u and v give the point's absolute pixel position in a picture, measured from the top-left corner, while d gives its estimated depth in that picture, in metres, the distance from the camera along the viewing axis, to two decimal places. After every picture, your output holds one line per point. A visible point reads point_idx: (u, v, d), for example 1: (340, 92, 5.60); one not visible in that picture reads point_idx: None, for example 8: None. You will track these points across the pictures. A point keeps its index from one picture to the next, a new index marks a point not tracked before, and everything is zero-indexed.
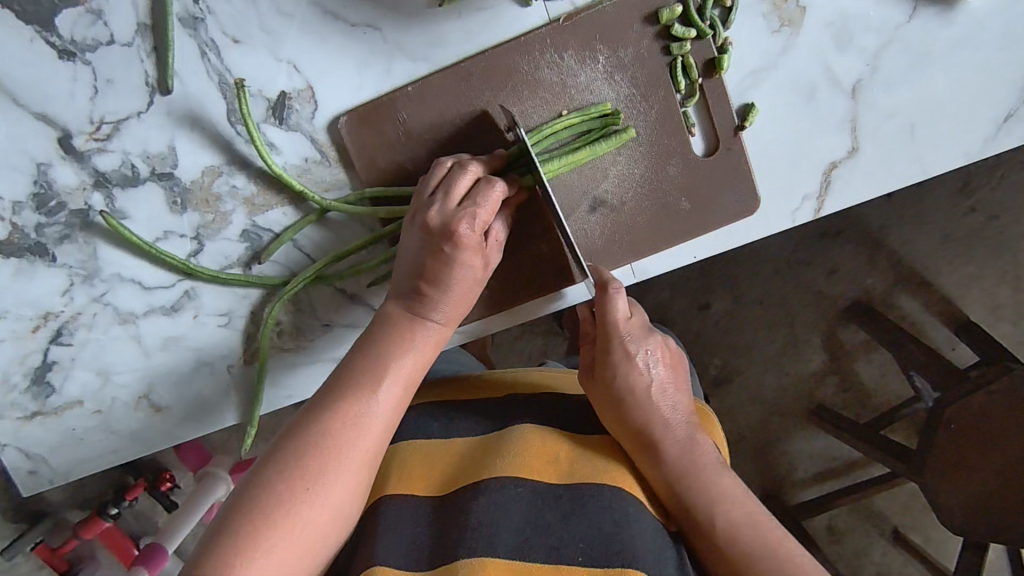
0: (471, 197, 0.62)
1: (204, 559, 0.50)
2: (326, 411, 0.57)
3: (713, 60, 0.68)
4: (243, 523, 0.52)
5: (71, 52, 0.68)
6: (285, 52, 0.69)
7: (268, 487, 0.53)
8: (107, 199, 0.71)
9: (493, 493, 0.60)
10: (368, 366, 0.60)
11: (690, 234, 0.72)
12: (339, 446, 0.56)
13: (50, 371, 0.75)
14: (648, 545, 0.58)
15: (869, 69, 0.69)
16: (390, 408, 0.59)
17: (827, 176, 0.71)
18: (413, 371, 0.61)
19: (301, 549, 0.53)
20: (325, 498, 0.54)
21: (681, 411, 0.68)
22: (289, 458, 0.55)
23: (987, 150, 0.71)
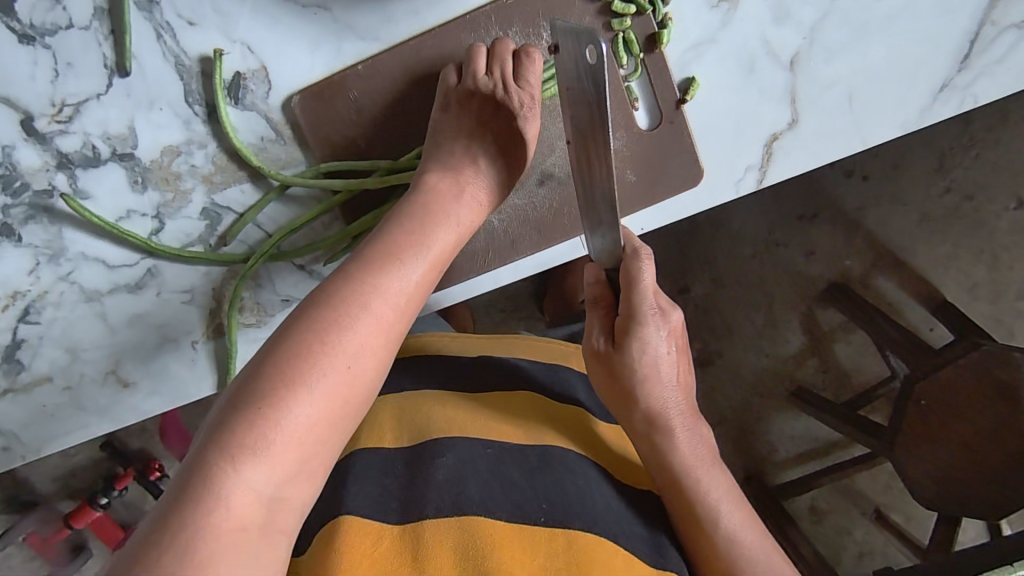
0: (521, 77, 0.70)
1: (234, 421, 0.49)
2: (356, 284, 0.57)
3: (654, 35, 0.71)
4: (276, 388, 0.51)
5: (30, 36, 0.70)
6: (238, 33, 0.72)
7: (301, 354, 0.52)
8: (70, 179, 0.73)
9: (463, 451, 0.67)
10: (395, 248, 0.61)
11: (642, 205, 0.74)
12: (370, 321, 0.56)
13: (19, 350, 0.76)
14: (607, 506, 0.66)
15: (807, 41, 0.71)
16: (416, 291, 0.61)
17: (769, 147, 0.73)
18: (437, 259, 0.63)
19: (332, 419, 0.53)
20: (356, 371, 0.54)
21: (680, 401, 0.71)
22: (320, 327, 0.54)
23: (925, 120, 0.73)
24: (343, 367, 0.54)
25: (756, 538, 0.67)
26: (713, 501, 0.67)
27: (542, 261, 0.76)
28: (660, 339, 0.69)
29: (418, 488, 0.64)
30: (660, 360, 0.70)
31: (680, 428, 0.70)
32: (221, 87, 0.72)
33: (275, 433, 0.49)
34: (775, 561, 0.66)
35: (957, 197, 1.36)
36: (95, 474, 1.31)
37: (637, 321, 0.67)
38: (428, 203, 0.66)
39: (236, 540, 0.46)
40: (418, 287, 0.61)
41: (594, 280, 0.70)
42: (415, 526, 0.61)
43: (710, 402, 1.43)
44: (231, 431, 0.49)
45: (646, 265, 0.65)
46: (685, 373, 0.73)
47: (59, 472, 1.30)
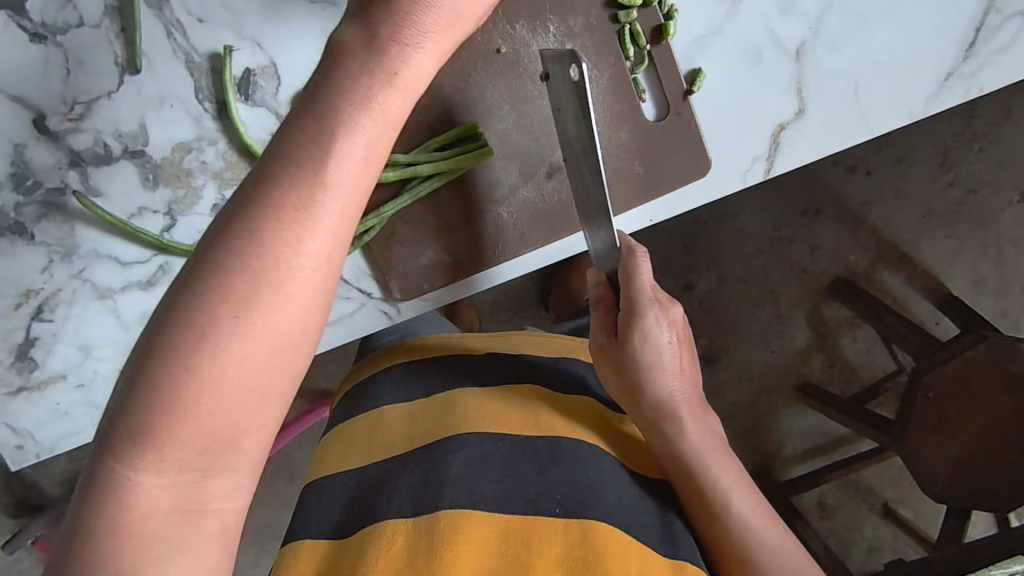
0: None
1: (124, 413, 0.44)
2: (255, 211, 0.46)
3: (660, 27, 0.71)
4: (165, 361, 0.44)
5: (42, 35, 0.71)
6: (249, 30, 0.73)
7: (187, 317, 0.44)
8: (82, 177, 0.74)
9: (474, 449, 0.67)
10: (303, 148, 0.47)
11: (643, 199, 0.74)
12: (275, 253, 0.45)
13: (32, 347, 0.77)
14: (620, 497, 0.66)
15: (812, 32, 0.72)
16: (341, 196, 0.47)
17: (776, 138, 0.73)
18: (373, 147, 0.49)
19: (241, 386, 0.45)
20: (264, 322, 0.45)
21: (688, 390, 0.69)
22: (209, 277, 0.45)
23: (931, 108, 0.73)
24: (237, 322, 0.44)
25: (771, 526, 0.64)
26: (725, 486, 0.65)
27: (550, 255, 0.77)
28: (660, 327, 0.68)
29: (432, 487, 0.65)
30: (669, 353, 0.69)
31: (689, 416, 0.68)
32: (232, 84, 0.73)
33: (167, 418, 0.44)
34: (792, 550, 0.63)
35: (962, 191, 1.36)
36: None
37: (636, 312, 0.68)
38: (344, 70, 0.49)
39: (152, 535, 0.43)
40: (346, 194, 0.48)
41: (597, 282, 0.74)
42: (430, 517, 0.62)
43: (717, 399, 1.43)
44: (125, 423, 0.44)
45: (642, 261, 0.68)
46: (693, 365, 0.72)
47: (67, 475, 1.32)
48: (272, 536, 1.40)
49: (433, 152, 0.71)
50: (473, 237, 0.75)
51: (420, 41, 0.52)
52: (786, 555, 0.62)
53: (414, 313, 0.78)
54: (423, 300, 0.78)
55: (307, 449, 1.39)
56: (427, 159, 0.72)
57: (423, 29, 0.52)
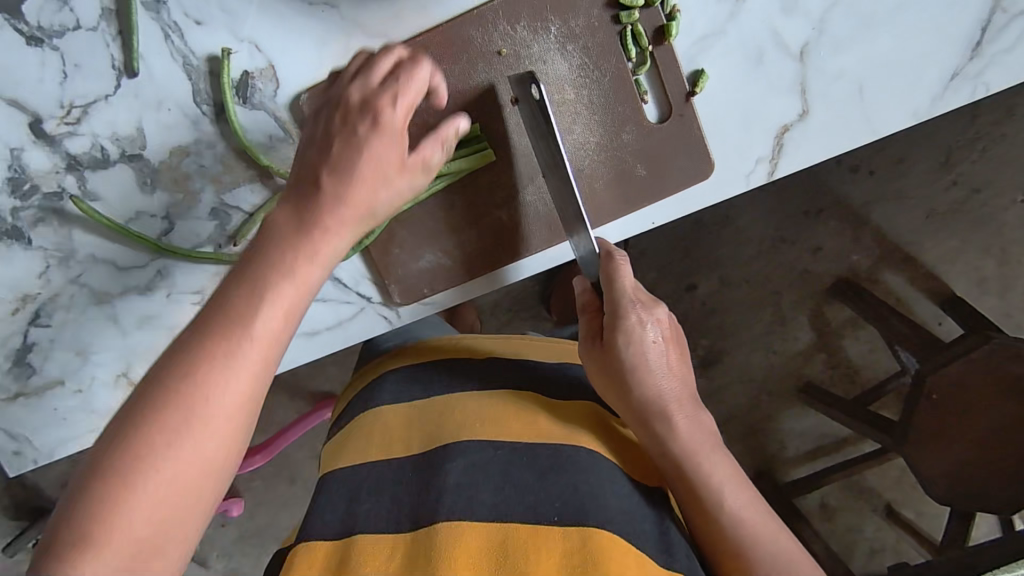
0: (393, 78, 0.60)
1: (64, 526, 0.47)
2: (192, 351, 0.51)
3: (662, 27, 0.70)
4: (101, 485, 0.48)
5: (39, 38, 0.71)
6: (246, 32, 0.72)
7: (123, 447, 0.48)
8: (79, 181, 0.73)
9: (474, 456, 0.66)
10: (238, 298, 0.53)
11: (626, 210, 0.74)
12: (208, 387, 0.50)
13: (31, 353, 0.76)
14: (620, 505, 0.64)
15: (816, 32, 0.71)
16: (269, 339, 0.53)
17: (779, 139, 0.73)
18: (298, 292, 0.55)
19: (172, 498, 0.49)
20: (191, 450, 0.49)
21: (679, 389, 0.68)
22: (145, 409, 0.50)
23: (935, 108, 0.73)
24: (170, 442, 0.49)
25: (767, 524, 0.63)
26: (717, 482, 0.64)
27: (552, 258, 0.76)
28: (643, 327, 0.68)
29: (431, 497, 0.64)
30: (656, 352, 0.68)
31: (680, 414, 0.67)
32: (229, 87, 0.72)
33: (100, 528, 0.47)
34: (788, 547, 0.62)
35: (965, 191, 1.35)
36: None
37: (618, 314, 0.68)
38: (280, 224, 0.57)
39: None
40: (271, 334, 0.53)
41: (582, 289, 0.74)
42: (428, 530, 0.62)
43: (719, 401, 1.42)
44: (62, 534, 0.47)
45: (622, 264, 0.68)
46: (684, 362, 0.71)
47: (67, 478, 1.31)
48: (272, 539, 1.39)
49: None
50: (473, 241, 0.75)
51: (343, 197, 0.58)
52: (781, 554, 0.61)
53: (413, 317, 0.78)
54: (422, 304, 0.77)
55: (307, 451, 1.38)
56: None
57: (350, 199, 0.58)
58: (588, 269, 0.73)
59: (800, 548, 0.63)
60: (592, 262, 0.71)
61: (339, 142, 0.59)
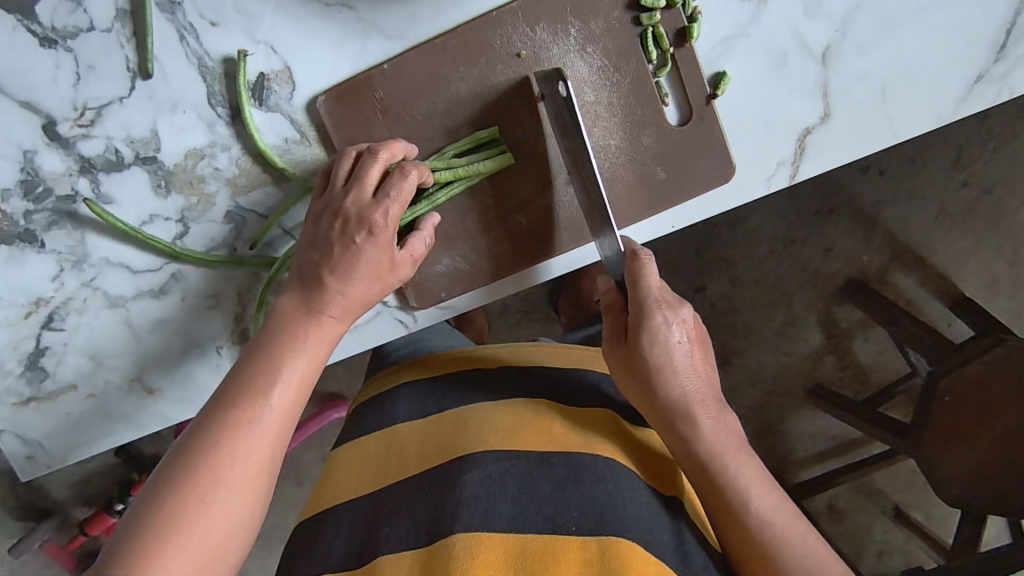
0: (383, 190, 0.65)
1: None
2: (217, 421, 0.58)
3: (684, 29, 0.69)
4: (138, 542, 0.53)
5: (53, 40, 0.70)
6: (262, 34, 0.71)
7: (159, 505, 0.54)
8: (93, 184, 0.73)
9: (491, 466, 0.66)
10: (256, 376, 0.60)
11: (649, 212, 0.73)
12: (233, 453, 0.57)
13: (43, 357, 0.76)
14: (639, 513, 0.64)
15: (839, 34, 0.70)
16: (284, 412, 0.61)
17: (801, 143, 0.72)
18: (308, 372, 0.63)
19: (200, 555, 0.54)
20: (218, 509, 0.56)
21: (704, 389, 0.67)
22: (177, 473, 0.56)
23: (959, 111, 0.72)
24: (201, 503, 0.55)
25: (795, 526, 0.63)
26: (744, 485, 0.64)
27: (572, 261, 0.75)
28: (669, 328, 0.67)
29: (448, 507, 0.63)
30: (681, 353, 0.67)
31: (705, 415, 0.66)
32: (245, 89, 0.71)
33: None
34: (817, 550, 0.61)
35: (976, 191, 1.34)
36: (110, 481, 1.32)
37: (643, 316, 0.67)
38: (289, 313, 0.64)
39: None
40: (285, 409, 0.61)
41: (606, 288, 0.72)
42: (445, 541, 0.61)
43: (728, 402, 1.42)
44: None
45: (648, 264, 0.67)
46: (709, 362, 0.70)
47: (74, 479, 1.31)
48: (278, 540, 1.39)
49: (449, 162, 0.70)
50: (489, 245, 0.74)
51: (354, 279, 0.64)
52: (810, 557, 0.60)
53: (430, 322, 0.77)
54: (438, 309, 0.76)
55: (314, 452, 1.37)
56: (443, 170, 0.69)
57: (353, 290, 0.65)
58: (612, 269, 0.72)
59: (829, 551, 0.62)
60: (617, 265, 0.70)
61: (338, 251, 0.64)
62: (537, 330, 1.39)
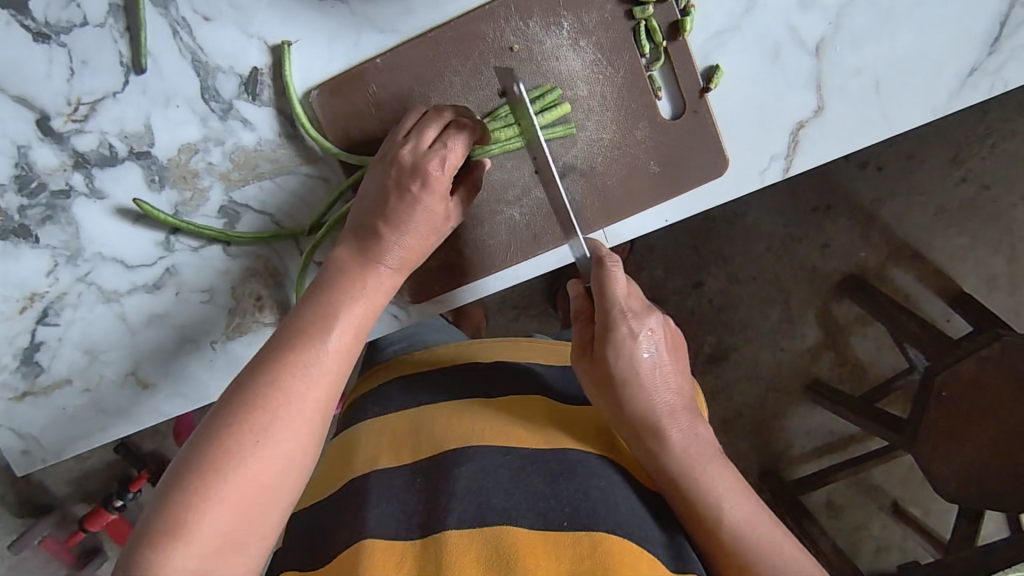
0: (441, 140, 0.65)
1: (157, 515, 0.53)
2: (274, 364, 0.59)
3: (677, 23, 0.69)
4: (197, 477, 0.54)
5: (46, 34, 0.70)
6: (254, 27, 0.71)
7: (216, 444, 0.55)
8: (87, 179, 0.73)
9: (484, 460, 0.65)
10: (311, 323, 0.62)
11: (637, 209, 0.73)
12: (290, 396, 0.58)
13: (38, 351, 0.76)
14: (631, 508, 0.64)
15: (832, 27, 0.70)
16: (338, 359, 0.62)
17: (795, 136, 0.72)
18: (361, 321, 0.64)
19: (255, 495, 0.55)
20: (275, 449, 0.57)
21: (675, 401, 0.68)
22: (234, 412, 0.57)
23: (954, 105, 0.71)
24: (257, 445, 0.56)
25: (773, 530, 0.63)
26: (716, 497, 0.64)
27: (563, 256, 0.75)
28: (638, 336, 0.67)
29: (440, 502, 0.63)
30: (648, 364, 0.68)
31: (674, 428, 0.66)
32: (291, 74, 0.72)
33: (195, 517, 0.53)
34: (796, 555, 0.62)
35: (974, 187, 1.34)
36: (109, 476, 1.32)
37: (609, 327, 0.67)
38: (345, 263, 0.66)
39: None
40: (337, 358, 0.62)
41: (577, 294, 0.73)
42: (437, 537, 0.61)
43: (725, 398, 1.42)
44: (156, 523, 0.52)
45: (614, 272, 0.67)
46: (678, 372, 0.70)
47: (73, 474, 1.32)
48: None
49: (507, 120, 0.70)
50: (482, 240, 0.74)
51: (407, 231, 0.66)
52: (789, 563, 0.61)
53: (423, 315, 0.78)
54: (433, 302, 0.77)
55: None
56: (500, 130, 0.70)
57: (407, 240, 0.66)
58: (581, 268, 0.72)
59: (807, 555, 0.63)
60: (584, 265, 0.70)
61: (393, 201, 0.65)
62: (535, 327, 1.39)
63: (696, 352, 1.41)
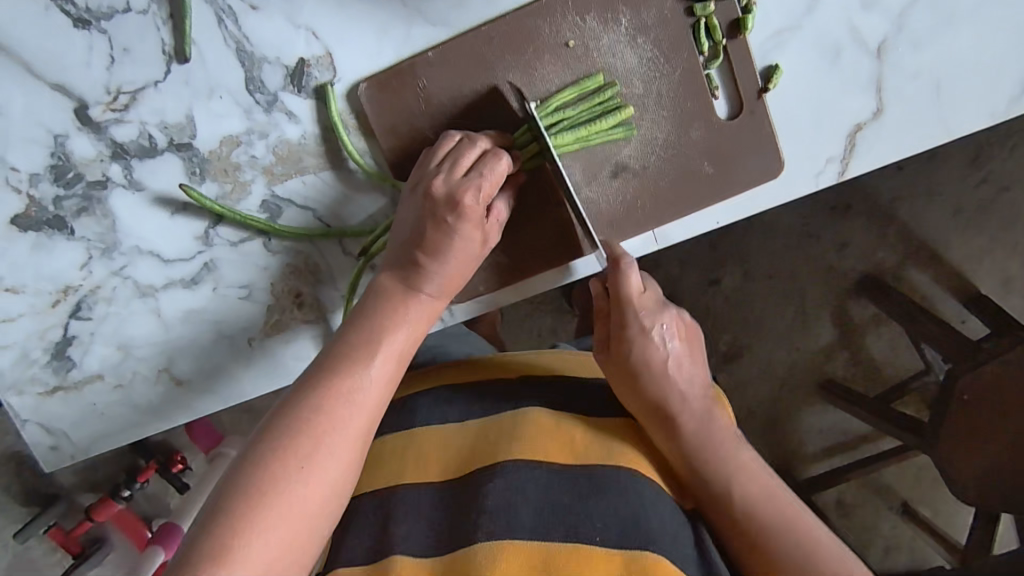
0: (476, 169, 0.64)
1: (197, 546, 0.51)
2: (315, 390, 0.58)
3: (738, 21, 0.68)
4: (241, 504, 0.53)
5: (86, 20, 0.68)
6: (303, 18, 0.69)
7: (260, 471, 0.54)
8: (125, 170, 0.71)
9: (514, 475, 0.62)
10: (354, 348, 0.61)
11: (693, 208, 0.72)
12: (332, 420, 0.57)
13: (70, 346, 0.74)
14: (662, 525, 0.62)
15: (895, 28, 0.68)
16: (381, 384, 0.61)
17: (852, 139, 0.70)
18: (405, 346, 0.63)
19: (300, 521, 0.54)
20: (318, 475, 0.55)
21: (697, 387, 0.68)
22: (278, 437, 0.56)
23: (1014, 110, 0.69)
24: (301, 470, 0.55)
25: (786, 507, 0.64)
26: (727, 477, 0.65)
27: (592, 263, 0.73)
28: (651, 329, 0.68)
29: (469, 520, 0.61)
30: (664, 357, 0.68)
31: (692, 414, 0.67)
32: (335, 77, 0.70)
33: (239, 546, 0.51)
34: (813, 534, 0.63)
35: (993, 189, 1.33)
36: (116, 467, 1.30)
37: (619, 326, 0.69)
38: (388, 292, 0.64)
39: None
40: (380, 382, 0.61)
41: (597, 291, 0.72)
42: (467, 552, 0.59)
43: (739, 396, 1.41)
44: (196, 554, 0.51)
45: (630, 271, 0.68)
46: (700, 363, 0.71)
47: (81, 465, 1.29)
48: None
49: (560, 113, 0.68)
50: (520, 241, 0.72)
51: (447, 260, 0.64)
52: (803, 538, 0.62)
53: (466, 314, 0.76)
54: (475, 303, 0.76)
55: None
56: (558, 133, 0.68)
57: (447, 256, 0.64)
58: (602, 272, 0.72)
59: (824, 534, 0.64)
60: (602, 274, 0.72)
61: (429, 229, 0.64)
62: (550, 322, 1.37)
63: (712, 349, 1.40)
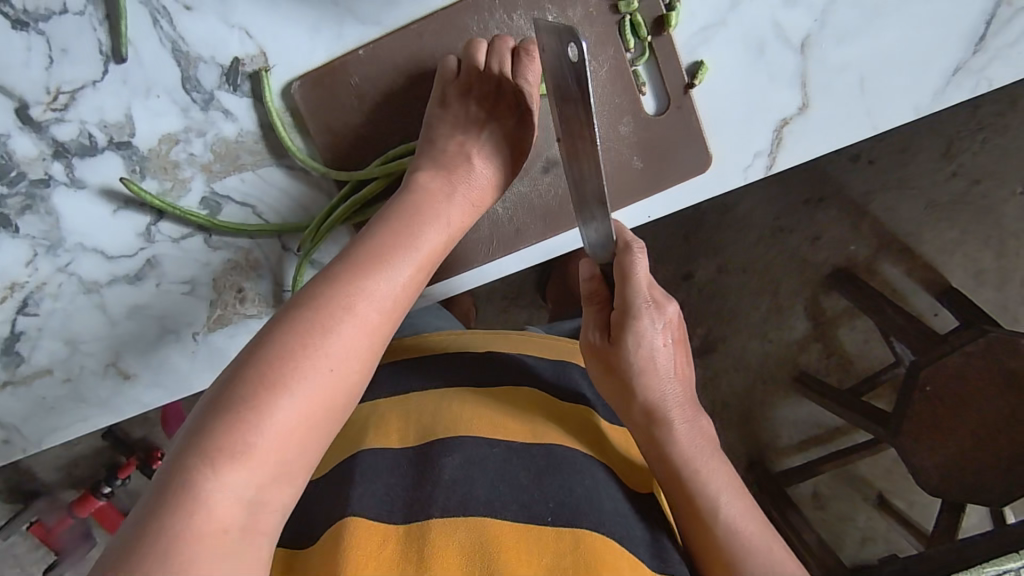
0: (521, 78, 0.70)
1: (215, 426, 0.50)
2: (343, 287, 0.58)
3: (662, 18, 0.69)
4: (264, 388, 0.52)
5: (25, 22, 0.69)
6: (237, 17, 0.70)
7: (286, 357, 0.53)
8: (67, 168, 0.72)
9: (471, 451, 0.64)
10: (382, 252, 0.61)
11: (627, 201, 0.73)
12: (360, 321, 0.57)
13: (18, 341, 0.75)
14: (615, 508, 0.64)
15: (818, 24, 0.69)
16: (405, 289, 0.61)
17: (779, 133, 0.72)
18: (429, 255, 0.64)
19: (320, 418, 0.54)
20: (343, 374, 0.55)
21: (682, 393, 0.69)
22: (303, 323, 0.55)
23: (936, 105, 0.71)
24: (327, 368, 0.54)
25: (762, 533, 0.64)
26: (713, 491, 0.65)
27: (548, 250, 0.75)
28: (652, 331, 0.67)
29: (425, 489, 0.62)
30: (662, 354, 0.68)
31: (681, 420, 0.68)
32: (270, 79, 0.72)
33: (256, 432, 0.51)
34: (786, 565, 0.63)
35: (964, 182, 1.34)
36: (96, 464, 1.31)
37: (631, 314, 0.66)
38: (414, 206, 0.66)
39: (216, 543, 0.48)
40: (403, 288, 0.61)
41: (590, 275, 0.70)
42: (420, 524, 0.59)
43: (712, 389, 1.42)
44: (213, 435, 0.50)
45: (638, 258, 0.64)
46: (684, 368, 0.72)
47: (60, 461, 1.31)
48: None
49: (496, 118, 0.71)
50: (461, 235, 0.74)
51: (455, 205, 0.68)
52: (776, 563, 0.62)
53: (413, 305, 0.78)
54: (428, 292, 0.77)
55: None
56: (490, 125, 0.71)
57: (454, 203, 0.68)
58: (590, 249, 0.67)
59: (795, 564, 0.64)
60: (600, 253, 0.65)
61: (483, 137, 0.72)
62: (524, 317, 1.38)
63: None
